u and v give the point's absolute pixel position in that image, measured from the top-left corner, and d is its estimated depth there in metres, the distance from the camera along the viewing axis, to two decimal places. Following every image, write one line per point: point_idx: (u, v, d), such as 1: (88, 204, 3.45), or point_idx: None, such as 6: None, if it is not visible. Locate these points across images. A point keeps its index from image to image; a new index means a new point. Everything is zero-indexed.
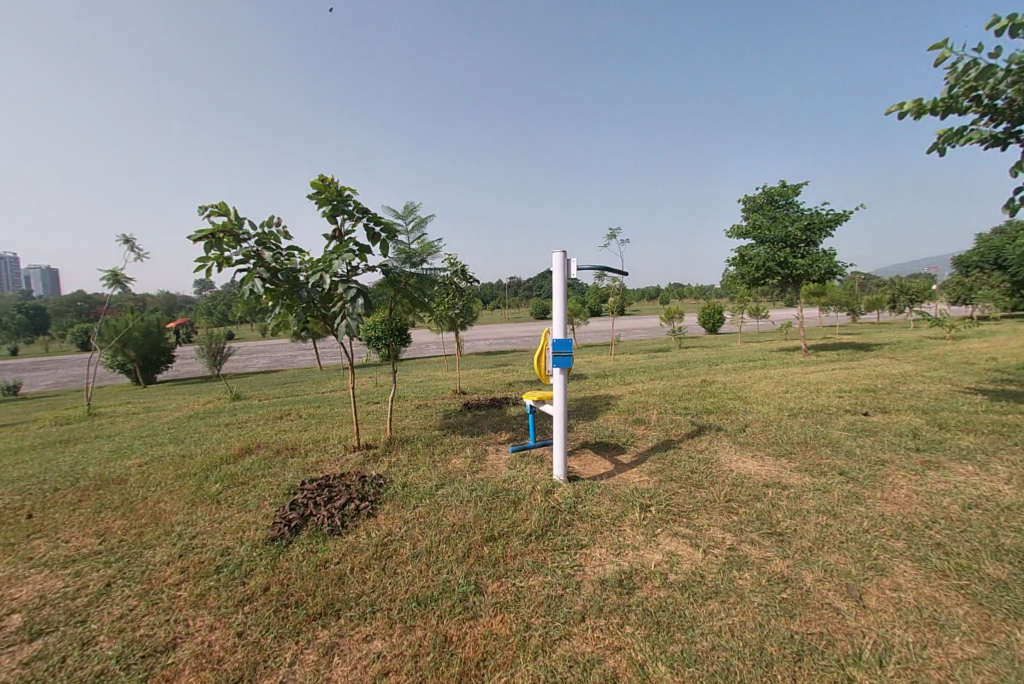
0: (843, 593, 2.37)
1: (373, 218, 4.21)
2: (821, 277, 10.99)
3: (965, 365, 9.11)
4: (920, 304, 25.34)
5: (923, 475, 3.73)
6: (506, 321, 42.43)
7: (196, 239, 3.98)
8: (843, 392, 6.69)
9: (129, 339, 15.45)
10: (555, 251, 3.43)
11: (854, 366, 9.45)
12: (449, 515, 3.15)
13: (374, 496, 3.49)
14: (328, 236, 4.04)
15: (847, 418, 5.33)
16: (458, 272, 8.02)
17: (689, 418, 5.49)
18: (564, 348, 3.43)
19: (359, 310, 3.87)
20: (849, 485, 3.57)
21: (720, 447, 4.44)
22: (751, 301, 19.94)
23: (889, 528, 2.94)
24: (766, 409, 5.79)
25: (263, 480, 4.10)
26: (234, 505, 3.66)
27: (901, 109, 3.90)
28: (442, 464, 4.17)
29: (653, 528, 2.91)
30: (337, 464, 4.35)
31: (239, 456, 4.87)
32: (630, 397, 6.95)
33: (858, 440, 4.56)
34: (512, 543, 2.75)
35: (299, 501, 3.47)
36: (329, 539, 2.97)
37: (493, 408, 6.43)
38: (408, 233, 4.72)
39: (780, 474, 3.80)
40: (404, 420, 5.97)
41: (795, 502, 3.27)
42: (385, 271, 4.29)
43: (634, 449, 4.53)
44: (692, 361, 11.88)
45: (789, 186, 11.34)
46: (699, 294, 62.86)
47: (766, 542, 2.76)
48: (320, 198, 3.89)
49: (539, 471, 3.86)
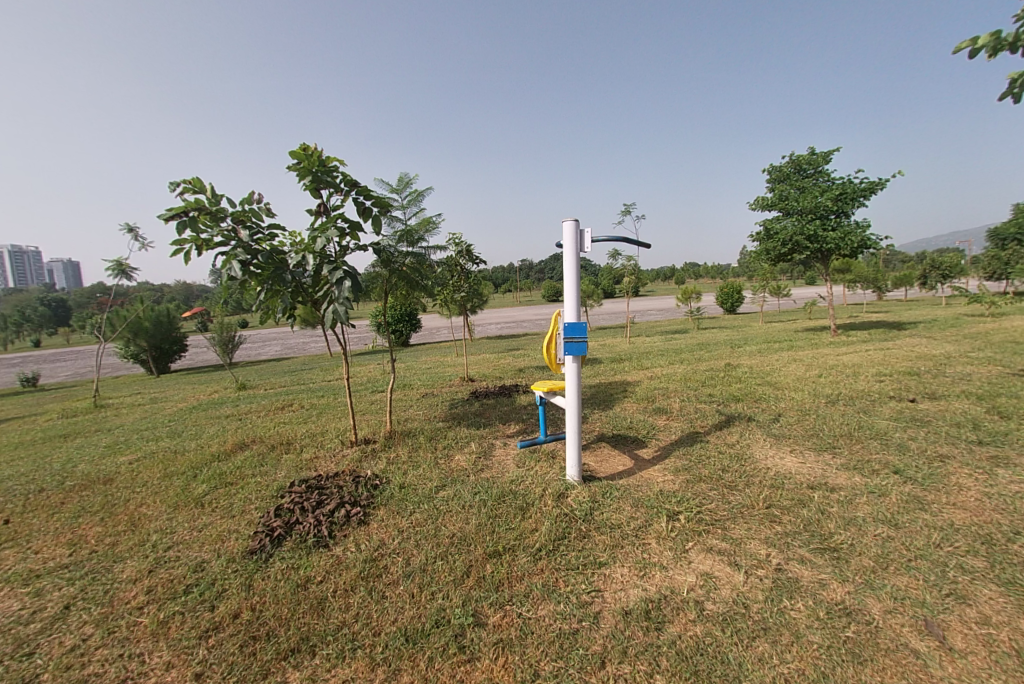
0: (921, 629, 1.94)
1: (363, 191, 3.78)
2: (853, 251, 10.27)
3: (1012, 344, 8.42)
4: (953, 280, 24.10)
5: (993, 474, 3.24)
6: (517, 305, 41.81)
7: (166, 218, 3.59)
8: (883, 375, 6.15)
9: (140, 328, 15.39)
10: (566, 220, 2.97)
11: (890, 347, 8.81)
12: (448, 524, 2.77)
13: (368, 500, 3.13)
14: (312, 212, 3.61)
15: (892, 406, 4.81)
16: (465, 253, 7.57)
17: (716, 407, 5.02)
18: (577, 333, 2.99)
19: (345, 292, 3.42)
20: (908, 487, 3.10)
21: (753, 441, 3.97)
22: (774, 279, 19.07)
23: (964, 543, 2.49)
24: (800, 396, 5.29)
25: (251, 480, 3.79)
26: (217, 510, 3.36)
27: (973, 46, 3.16)
28: (444, 462, 3.79)
29: (683, 542, 2.50)
30: (332, 461, 4.02)
31: (232, 452, 4.57)
32: (649, 383, 6.48)
33: (910, 432, 4.06)
34: (519, 561, 2.38)
35: (284, 506, 3.14)
36: (312, 554, 2.63)
37: (502, 397, 6.05)
38: (404, 209, 4.26)
39: (826, 473, 3.33)
40: (407, 412, 5.60)
41: (849, 509, 2.82)
42: (378, 250, 3.85)
43: (656, 443, 4.10)
44: (712, 343, 11.29)
45: (819, 154, 10.59)
46: (716, 274, 61.29)
47: (819, 562, 2.33)
48: (301, 169, 3.47)
49: (550, 470, 3.46)
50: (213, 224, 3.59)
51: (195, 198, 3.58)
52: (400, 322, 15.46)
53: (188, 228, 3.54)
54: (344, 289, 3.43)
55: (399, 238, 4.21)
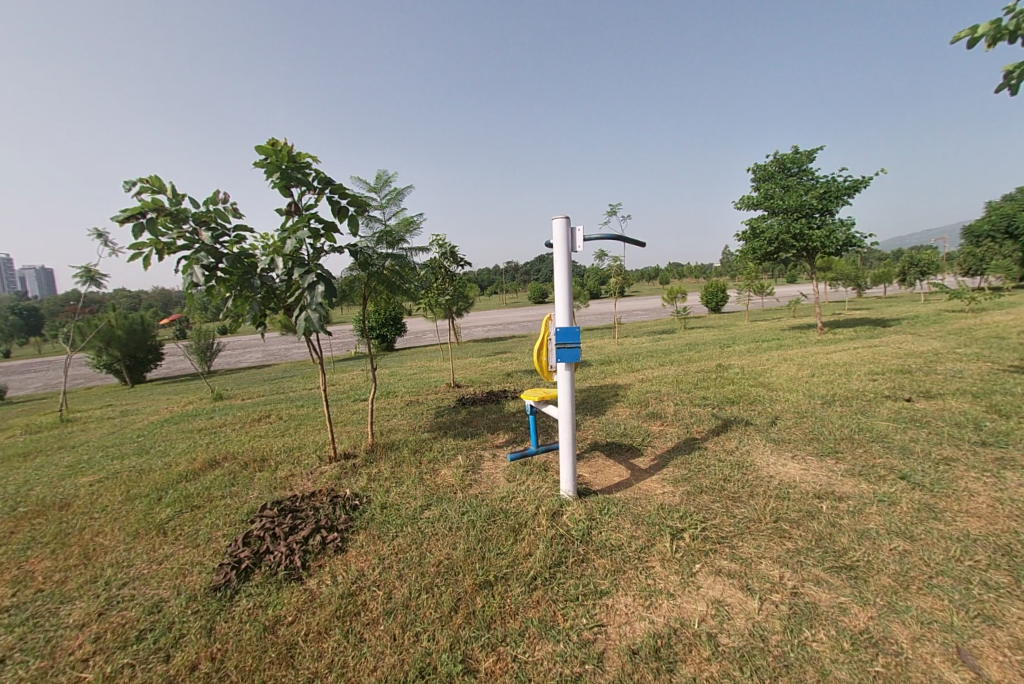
0: (954, 659, 1.78)
1: (338, 189, 3.54)
2: (839, 249, 10.29)
3: (996, 339, 8.48)
4: (931, 275, 24.58)
5: (1002, 477, 3.12)
6: (503, 307, 41.54)
7: (121, 220, 3.29)
8: (875, 374, 6.08)
9: (113, 337, 14.77)
10: (557, 218, 2.77)
11: (878, 344, 8.80)
12: (434, 550, 2.54)
13: (346, 524, 2.88)
14: (282, 212, 3.35)
15: (889, 406, 4.70)
16: (449, 255, 7.34)
17: (711, 411, 4.85)
18: (570, 338, 2.79)
19: (319, 298, 3.12)
20: (917, 494, 2.96)
21: (753, 447, 3.80)
22: (759, 278, 19.16)
23: (984, 555, 2.35)
24: (795, 397, 5.17)
25: (221, 503, 3.50)
26: (181, 538, 3.07)
27: (973, 34, 3.08)
28: (429, 477, 3.54)
29: (690, 564, 2.31)
30: (309, 479, 3.75)
31: (202, 470, 4.26)
32: (640, 386, 6.30)
33: (911, 434, 3.94)
34: (512, 592, 2.16)
35: (254, 533, 2.87)
36: (282, 589, 2.37)
37: (490, 403, 5.83)
38: (382, 208, 4.02)
39: (832, 481, 3.18)
40: (390, 422, 5.33)
41: (860, 521, 2.66)
42: (354, 252, 3.59)
43: (651, 450, 3.92)
44: (701, 343, 11.21)
45: (803, 153, 10.60)
46: (700, 273, 61.92)
47: (836, 584, 2.17)
48: (269, 165, 3.21)
49: (543, 484, 3.24)
50: (173, 225, 3.30)
51: (153, 198, 3.28)
52: (384, 324, 15.42)
53: (145, 230, 3.24)
54: (317, 294, 3.13)
55: (378, 240, 3.96)
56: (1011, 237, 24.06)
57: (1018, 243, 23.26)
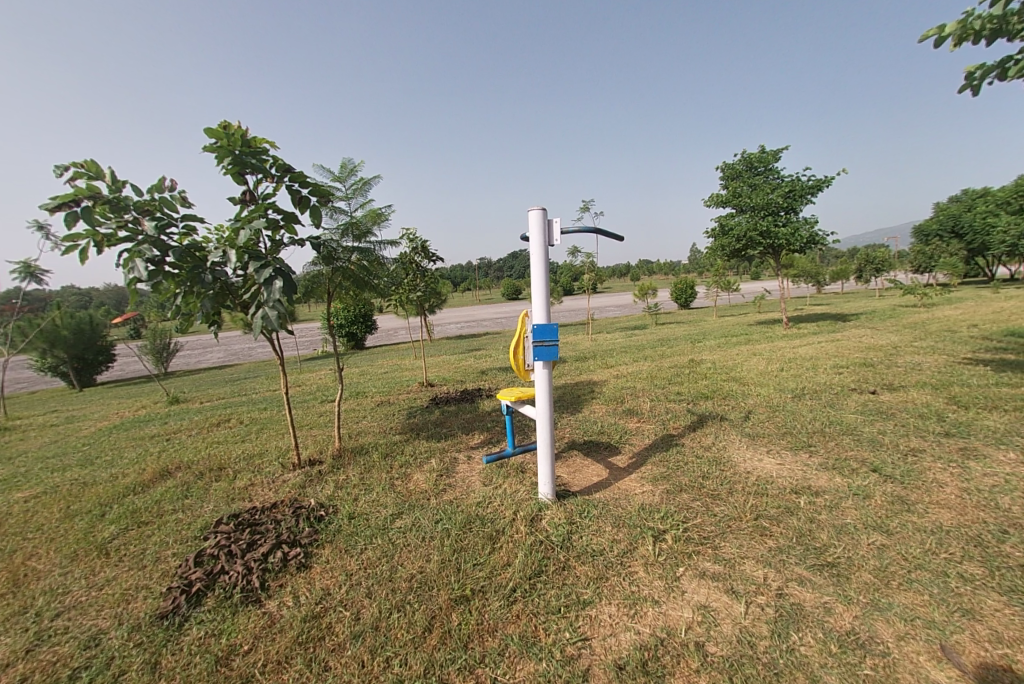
0: (939, 656, 1.76)
1: (297, 178, 3.30)
2: (803, 247, 10.58)
3: (948, 333, 8.91)
4: (885, 272, 25.81)
5: (966, 467, 3.20)
6: (477, 304, 41.19)
7: (51, 208, 2.95)
8: (841, 367, 6.24)
9: (58, 338, 13.77)
10: (533, 208, 2.64)
11: (840, 338, 9.08)
12: (406, 563, 2.39)
13: (310, 537, 2.69)
14: (236, 201, 3.10)
15: (856, 399, 4.80)
16: (420, 250, 7.11)
17: (686, 407, 4.84)
18: (548, 335, 2.67)
19: (277, 293, 2.85)
20: (890, 486, 2.99)
21: (730, 443, 3.79)
22: (727, 274, 19.58)
23: (958, 547, 2.37)
24: (767, 391, 5.23)
25: (172, 518, 3.24)
26: (126, 559, 2.80)
27: (940, 33, 3.15)
28: (401, 483, 3.36)
29: (674, 568, 2.23)
30: (271, 488, 3.52)
31: (152, 482, 3.94)
32: (615, 383, 6.26)
33: (879, 426, 4.01)
34: (490, 607, 2.03)
35: (207, 552, 2.65)
36: (238, 615, 2.18)
37: (463, 403, 5.67)
38: (348, 199, 3.79)
39: (807, 475, 3.18)
40: (359, 425, 5.09)
41: (838, 516, 2.66)
42: (317, 245, 3.37)
43: (629, 448, 3.86)
44: (672, 338, 11.33)
45: (769, 152, 10.84)
46: (669, 270, 63.22)
47: (819, 582, 2.14)
48: (220, 150, 2.96)
49: (520, 487, 3.11)
50: (113, 214, 3.01)
51: (89, 185, 2.99)
52: (353, 322, 14.99)
53: (80, 220, 2.94)
54: (275, 288, 2.86)
55: (343, 232, 3.73)
56: (956, 236, 25.51)
57: (962, 242, 24.68)
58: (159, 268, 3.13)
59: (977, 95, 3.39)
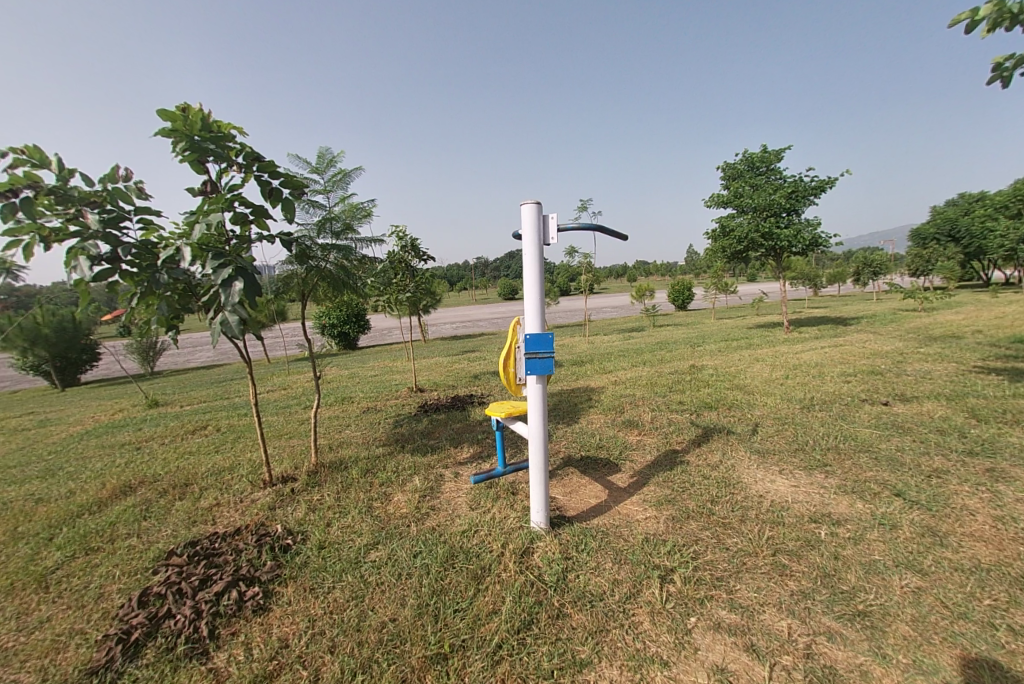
0: None
1: (267, 167, 2.99)
2: (806, 249, 10.33)
3: (953, 339, 8.68)
4: (883, 275, 25.73)
5: (997, 492, 2.93)
6: (473, 304, 40.78)
7: None
8: (849, 375, 5.98)
9: (39, 337, 13.35)
10: (527, 202, 2.35)
11: (844, 343, 8.85)
12: (378, 608, 2.10)
13: (271, 573, 2.38)
14: (195, 192, 2.79)
15: (868, 411, 4.53)
16: (410, 248, 6.80)
17: (690, 418, 4.54)
18: (542, 347, 2.38)
19: (236, 295, 2.51)
20: (917, 515, 2.72)
21: (738, 460, 3.50)
22: (725, 276, 19.36)
23: (1003, 591, 2.10)
24: (774, 401, 4.96)
25: (125, 544, 2.92)
26: (64, 596, 2.49)
27: (972, 19, 2.87)
28: (380, 506, 3.06)
29: (684, 618, 1.94)
30: (238, 509, 3.21)
31: (110, 500, 3.62)
32: (613, 390, 5.97)
33: (896, 443, 3.74)
34: (471, 669, 1.75)
35: (154, 590, 2.35)
36: (178, 674, 1.89)
37: (454, 411, 5.36)
38: (327, 192, 3.48)
39: (825, 501, 2.90)
40: (341, 435, 4.77)
41: (864, 551, 2.39)
42: (289, 242, 3.05)
43: (630, 466, 3.56)
44: (671, 341, 11.06)
45: (771, 152, 10.57)
46: (666, 271, 63.04)
47: (851, 637, 1.86)
48: (176, 135, 2.64)
49: (510, 512, 2.81)
50: (53, 205, 2.68)
51: (27, 173, 2.62)
52: (345, 321, 14.71)
53: (18, 212, 2.62)
54: (234, 290, 2.51)
55: (321, 228, 3.42)
56: (953, 240, 25.44)
57: (959, 246, 24.68)
58: (110, 266, 2.82)
59: (1007, 88, 3.10)
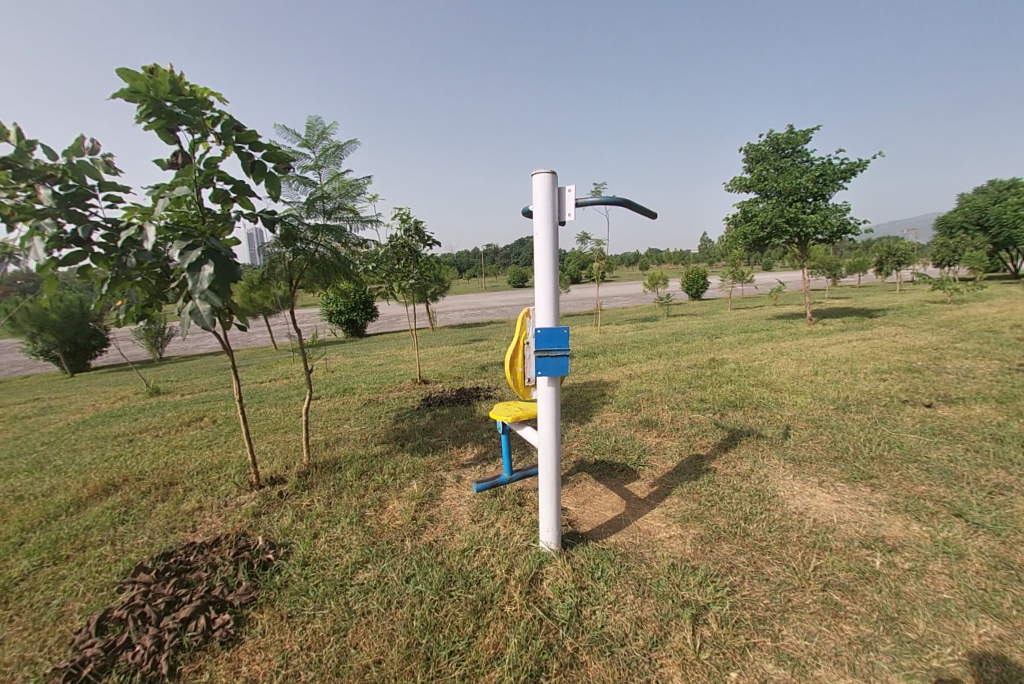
0: None
1: (249, 138, 2.63)
2: (832, 237, 9.77)
3: (990, 333, 8.17)
4: (907, 265, 24.79)
5: None
6: (482, 291, 40.38)
7: None
8: (883, 372, 5.56)
9: (47, 322, 13.28)
10: (541, 172, 1.99)
11: (872, 337, 8.38)
12: (364, 646, 1.82)
13: (245, 596, 2.11)
14: (165, 165, 2.46)
15: (910, 413, 4.14)
16: (414, 232, 6.44)
17: (713, 419, 4.18)
18: (557, 343, 2.04)
19: (205, 281, 2.20)
20: (985, 541, 2.36)
21: (771, 469, 3.15)
22: (742, 265, 18.71)
23: None
24: (804, 401, 4.58)
25: (96, 554, 2.67)
26: (22, 615, 2.24)
27: None
28: (373, 515, 2.77)
29: (723, 674, 1.63)
30: (221, 515, 2.95)
31: (91, 500, 3.39)
32: (628, 384, 5.61)
33: (947, 452, 3.36)
34: None
35: (115, 613, 2.08)
36: None
37: (459, 405, 5.06)
38: (317, 166, 3.15)
39: (876, 522, 2.54)
40: (338, 430, 4.49)
41: (929, 589, 2.04)
42: (272, 220, 2.72)
43: (649, 473, 3.22)
44: (686, 332, 10.61)
45: (798, 132, 9.95)
46: (679, 259, 61.86)
47: None
48: (140, 98, 2.29)
49: (516, 528, 2.49)
50: (12, 183, 2.46)
51: None
52: (352, 308, 14.48)
53: None
54: (203, 275, 2.21)
55: (310, 205, 3.09)
56: (981, 228, 24.41)
57: (987, 235, 23.70)
58: (81, 250, 2.53)
59: None
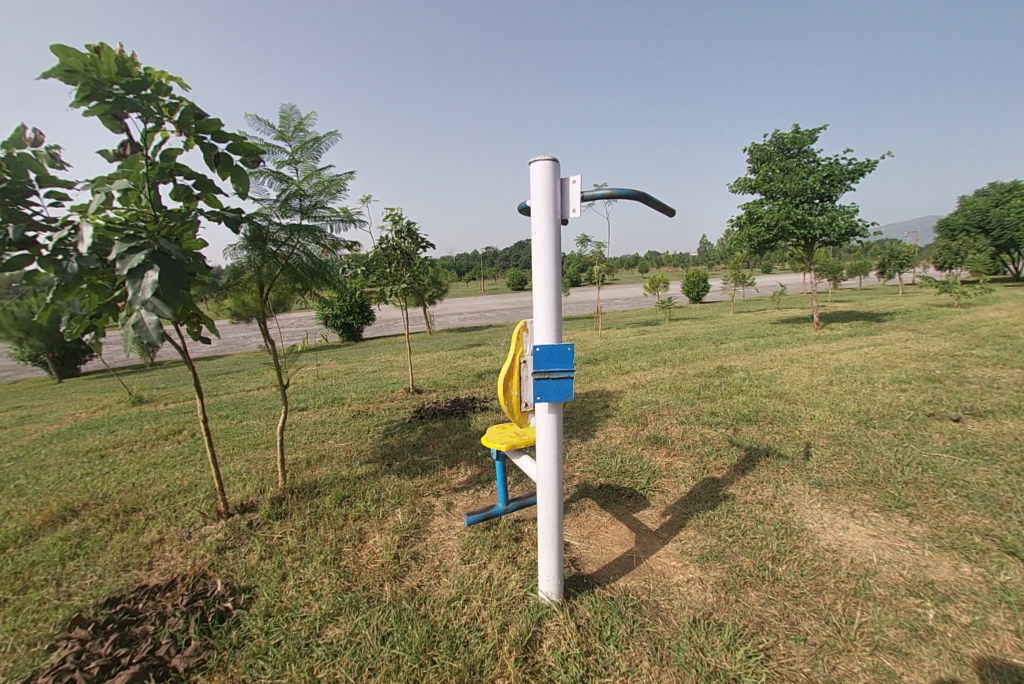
0: None
1: (210, 128, 2.34)
2: (840, 239, 9.47)
3: (1005, 339, 7.86)
4: (910, 268, 24.52)
5: None
6: (481, 294, 40.10)
7: None
8: (902, 382, 5.26)
9: None
10: (542, 158, 1.70)
11: (883, 343, 8.07)
12: None
13: (193, 659, 1.80)
14: (111, 156, 2.17)
15: (938, 429, 3.83)
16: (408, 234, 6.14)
17: (726, 435, 3.87)
18: (558, 363, 1.75)
19: (148, 289, 1.89)
20: None
21: (794, 496, 2.85)
22: (744, 268, 18.43)
23: None
24: (822, 414, 4.27)
25: (33, 598, 2.34)
26: None
27: None
28: (352, 551, 2.46)
29: None
30: (182, 549, 2.64)
31: (43, 529, 3.06)
32: (632, 395, 5.31)
33: (987, 475, 3.05)
34: None
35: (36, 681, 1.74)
36: None
37: (453, 418, 4.75)
38: (293, 160, 2.86)
39: (921, 562, 2.23)
40: (322, 446, 4.18)
41: (997, 651, 1.73)
42: (235, 217, 2.43)
43: (660, 499, 2.91)
44: (690, 337, 10.30)
45: (804, 132, 9.67)
46: (679, 262, 61.52)
47: None
48: (79, 82, 2.01)
49: (512, 572, 2.17)
50: None
51: None
52: (348, 312, 14.21)
53: None
54: (146, 281, 1.90)
55: (285, 204, 2.81)
56: (983, 231, 24.13)
57: (989, 238, 23.44)
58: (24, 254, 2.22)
59: None
